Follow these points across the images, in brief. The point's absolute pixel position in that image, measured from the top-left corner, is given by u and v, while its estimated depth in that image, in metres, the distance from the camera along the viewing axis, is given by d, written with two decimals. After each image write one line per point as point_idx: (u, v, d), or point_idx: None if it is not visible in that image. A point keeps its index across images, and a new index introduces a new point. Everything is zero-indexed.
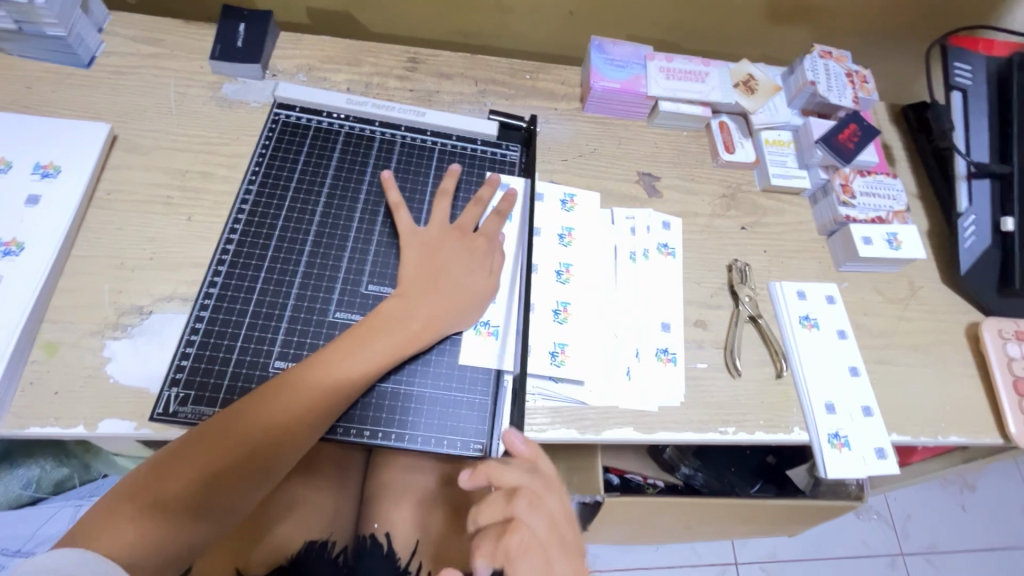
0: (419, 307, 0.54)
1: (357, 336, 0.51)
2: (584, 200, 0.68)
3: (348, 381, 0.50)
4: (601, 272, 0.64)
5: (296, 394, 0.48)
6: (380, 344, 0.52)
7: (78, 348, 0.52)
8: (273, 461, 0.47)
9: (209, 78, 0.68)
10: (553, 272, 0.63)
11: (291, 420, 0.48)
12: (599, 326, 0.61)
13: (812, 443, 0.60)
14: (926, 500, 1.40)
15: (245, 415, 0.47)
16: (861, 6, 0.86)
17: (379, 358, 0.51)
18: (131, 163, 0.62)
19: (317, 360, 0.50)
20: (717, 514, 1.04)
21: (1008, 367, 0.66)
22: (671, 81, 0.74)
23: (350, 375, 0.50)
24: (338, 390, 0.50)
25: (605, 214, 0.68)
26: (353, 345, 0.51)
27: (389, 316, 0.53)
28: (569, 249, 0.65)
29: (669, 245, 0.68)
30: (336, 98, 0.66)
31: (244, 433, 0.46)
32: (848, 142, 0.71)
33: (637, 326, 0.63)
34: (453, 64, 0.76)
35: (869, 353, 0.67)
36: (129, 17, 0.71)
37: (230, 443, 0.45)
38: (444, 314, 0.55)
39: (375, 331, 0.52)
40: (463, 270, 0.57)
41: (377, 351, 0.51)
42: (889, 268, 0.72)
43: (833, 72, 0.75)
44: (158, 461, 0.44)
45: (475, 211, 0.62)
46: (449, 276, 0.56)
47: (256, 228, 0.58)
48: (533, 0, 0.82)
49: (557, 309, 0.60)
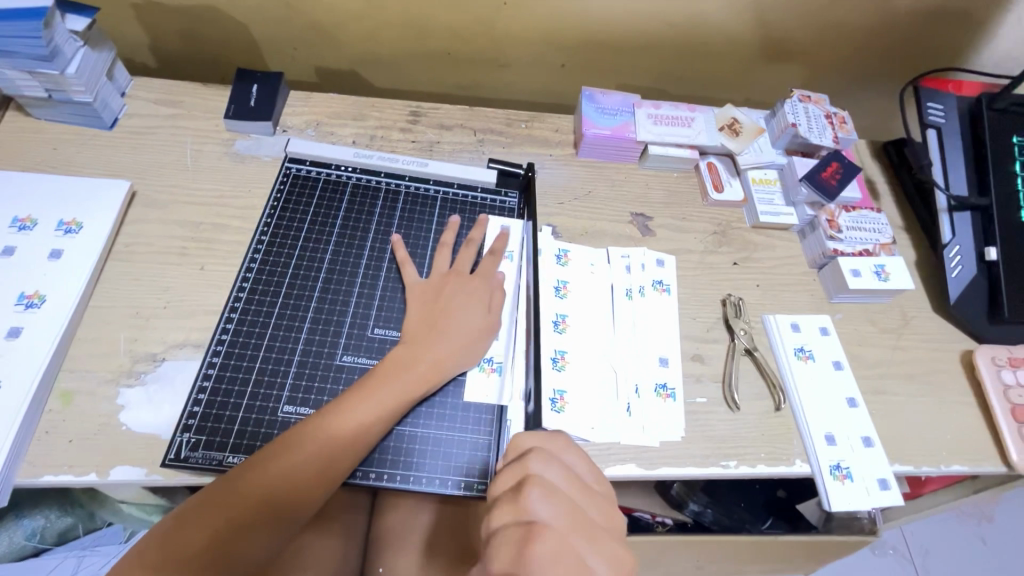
0: (429, 348, 0.56)
1: (371, 382, 0.53)
2: (577, 254, 0.70)
3: (363, 426, 0.51)
4: (599, 320, 0.66)
5: (311, 442, 0.49)
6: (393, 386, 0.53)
7: (93, 397, 0.54)
8: (290, 508, 0.48)
9: (224, 135, 0.73)
10: (551, 323, 0.64)
11: (309, 468, 0.49)
12: (597, 366, 0.63)
13: (815, 475, 0.61)
14: (943, 533, 1.37)
15: (261, 465, 0.48)
16: (836, 52, 0.91)
17: (392, 400, 0.53)
18: (148, 216, 0.65)
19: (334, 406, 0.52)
20: (729, 552, 1.03)
21: (1005, 393, 0.67)
22: (659, 126, 0.78)
23: (364, 419, 0.51)
24: (354, 435, 0.51)
25: (600, 254, 0.71)
26: (364, 392, 0.52)
27: (401, 360, 0.55)
28: (565, 301, 0.66)
29: (663, 282, 0.70)
30: (343, 152, 0.70)
31: (262, 480, 0.47)
32: (832, 179, 0.74)
33: (639, 365, 0.64)
34: (453, 116, 0.80)
35: (866, 383, 0.68)
36: (150, 82, 0.76)
37: (251, 489, 0.47)
38: (445, 358, 0.56)
39: (380, 379, 0.53)
40: (466, 311, 0.59)
41: (390, 391, 0.53)
42: (880, 299, 0.73)
43: (812, 114, 0.79)
44: (180, 513, 0.46)
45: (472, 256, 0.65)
46: (454, 320, 0.59)
47: (267, 276, 0.61)
48: (527, 56, 0.88)
49: (555, 358, 0.62)
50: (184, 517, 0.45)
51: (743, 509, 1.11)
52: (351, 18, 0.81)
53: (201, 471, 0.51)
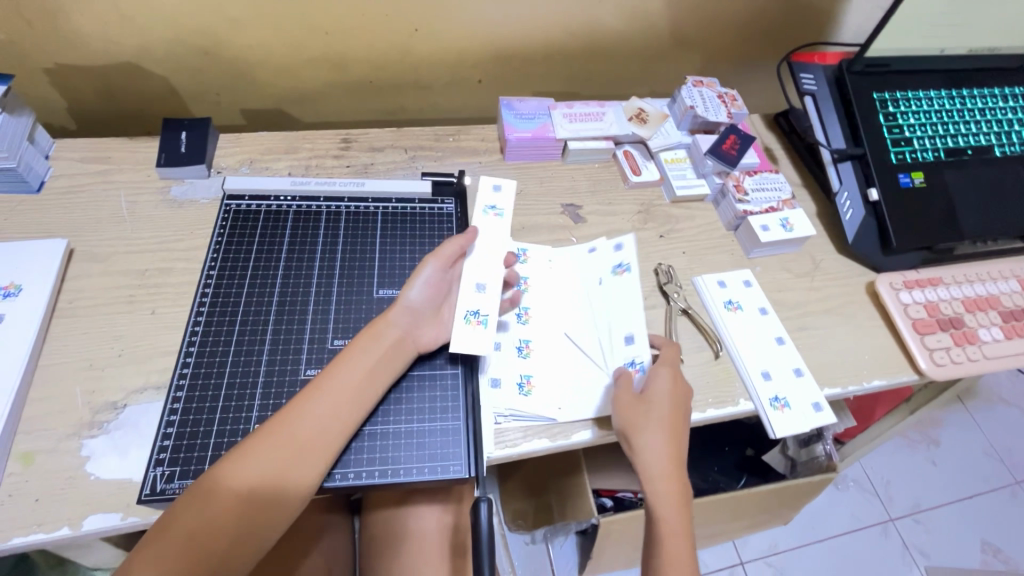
0: (313, 400, 0.52)
1: (254, 436, 0.50)
2: (535, 253, 0.75)
3: (273, 471, 0.49)
4: (557, 309, 0.71)
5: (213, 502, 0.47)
6: (311, 417, 0.51)
7: (55, 453, 0.54)
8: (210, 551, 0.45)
9: (158, 184, 0.74)
10: (514, 316, 0.69)
11: (236, 507, 0.47)
12: (562, 350, 0.68)
13: (758, 409, 0.67)
14: (898, 462, 1.48)
15: (181, 512, 0.46)
16: (720, 41, 1.02)
17: (291, 454, 0.49)
18: (90, 271, 0.65)
19: (235, 453, 0.49)
20: (710, 513, 1.08)
21: (905, 312, 0.77)
22: (574, 124, 0.85)
23: (269, 471, 0.49)
24: (273, 475, 0.49)
25: (545, 249, 0.76)
26: (250, 450, 0.49)
27: (326, 400, 0.53)
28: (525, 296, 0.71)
29: (624, 263, 0.71)
30: (280, 183, 0.72)
31: (191, 524, 0.45)
32: (731, 150, 0.83)
33: (598, 344, 0.68)
34: (382, 138, 0.84)
35: (791, 323, 0.76)
36: (73, 142, 0.76)
37: (188, 532, 0.45)
38: (314, 430, 0.51)
39: (263, 444, 0.49)
40: (353, 368, 0.55)
41: (284, 455, 0.49)
42: (791, 248, 0.82)
43: (706, 96, 0.88)
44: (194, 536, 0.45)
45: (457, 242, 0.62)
46: (347, 365, 0.55)
47: (221, 308, 0.62)
48: (445, 76, 0.94)
49: (520, 347, 0.67)
50: (148, 553, 0.44)
51: (717, 473, 1.18)
52: (272, 60, 0.85)
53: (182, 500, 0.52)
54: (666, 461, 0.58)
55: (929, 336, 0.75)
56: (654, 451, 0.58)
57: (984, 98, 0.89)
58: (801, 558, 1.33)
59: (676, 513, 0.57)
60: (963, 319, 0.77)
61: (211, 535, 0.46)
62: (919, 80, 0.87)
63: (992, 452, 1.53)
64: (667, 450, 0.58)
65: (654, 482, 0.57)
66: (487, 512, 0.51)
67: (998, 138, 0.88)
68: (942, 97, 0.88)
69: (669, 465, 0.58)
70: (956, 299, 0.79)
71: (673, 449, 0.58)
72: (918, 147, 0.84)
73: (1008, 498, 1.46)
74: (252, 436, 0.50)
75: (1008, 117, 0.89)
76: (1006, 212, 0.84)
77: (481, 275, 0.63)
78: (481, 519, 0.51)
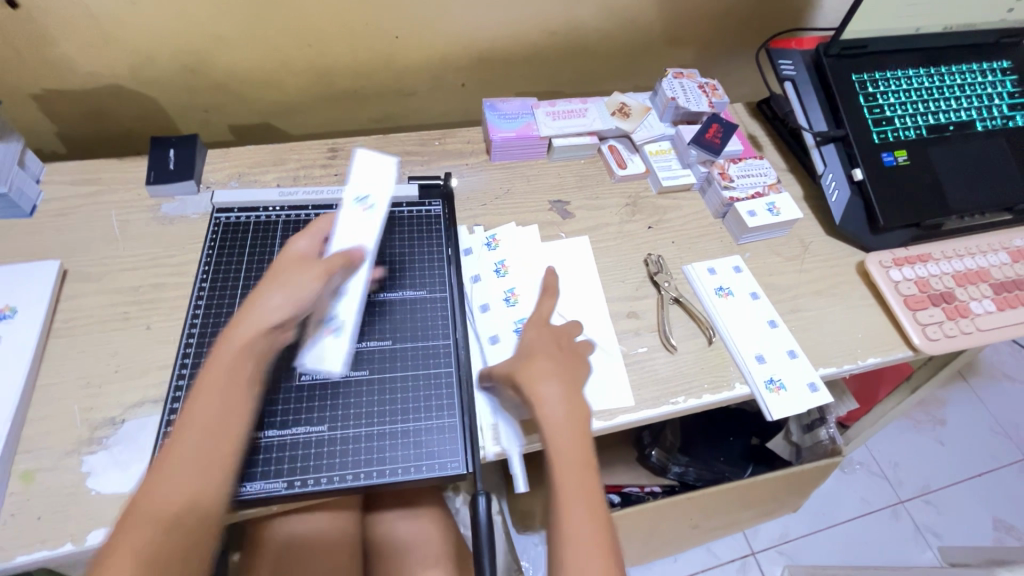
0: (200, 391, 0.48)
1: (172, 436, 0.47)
2: (505, 234, 0.76)
3: (197, 466, 0.46)
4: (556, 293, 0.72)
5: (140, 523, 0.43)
6: (217, 402, 0.48)
7: (55, 470, 0.54)
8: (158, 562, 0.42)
9: (148, 202, 0.75)
10: (503, 301, 0.70)
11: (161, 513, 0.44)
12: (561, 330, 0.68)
13: (753, 393, 0.68)
14: (905, 444, 1.48)
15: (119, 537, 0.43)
16: (699, 33, 1.04)
17: (198, 451, 0.46)
18: (84, 290, 0.66)
19: (163, 457, 0.46)
20: (716, 504, 1.08)
21: (896, 288, 0.77)
22: (558, 121, 0.86)
23: (193, 463, 0.46)
24: (199, 468, 0.46)
25: (531, 231, 0.77)
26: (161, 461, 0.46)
27: (209, 382, 0.49)
28: (501, 280, 0.72)
29: (368, 199, 0.62)
30: (269, 194, 0.73)
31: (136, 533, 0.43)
32: (715, 139, 0.84)
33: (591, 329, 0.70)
34: (369, 146, 0.85)
35: (781, 306, 0.76)
36: (63, 165, 0.77)
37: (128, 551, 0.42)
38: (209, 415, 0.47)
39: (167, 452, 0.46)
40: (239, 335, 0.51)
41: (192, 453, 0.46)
42: (779, 232, 0.83)
43: (687, 87, 0.89)
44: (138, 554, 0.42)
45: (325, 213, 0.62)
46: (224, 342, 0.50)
47: (213, 318, 0.63)
48: (428, 81, 0.95)
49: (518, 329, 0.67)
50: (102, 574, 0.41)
51: (723, 462, 1.17)
52: (256, 74, 0.86)
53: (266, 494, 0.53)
54: (568, 414, 0.56)
55: (921, 311, 0.75)
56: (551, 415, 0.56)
57: (963, 75, 0.90)
58: (812, 545, 1.32)
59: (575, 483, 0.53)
60: (955, 294, 0.78)
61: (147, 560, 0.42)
62: (896, 59, 0.88)
63: (998, 429, 1.53)
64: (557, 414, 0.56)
65: (560, 436, 0.55)
66: (486, 505, 0.52)
67: (979, 113, 0.88)
68: (921, 75, 0.88)
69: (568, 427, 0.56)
70: (947, 274, 0.79)
71: (567, 409, 0.57)
72: (900, 126, 0.85)
73: (1017, 474, 1.45)
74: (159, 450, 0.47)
75: (988, 92, 0.90)
76: (991, 186, 0.84)
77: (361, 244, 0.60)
78: (481, 514, 0.52)
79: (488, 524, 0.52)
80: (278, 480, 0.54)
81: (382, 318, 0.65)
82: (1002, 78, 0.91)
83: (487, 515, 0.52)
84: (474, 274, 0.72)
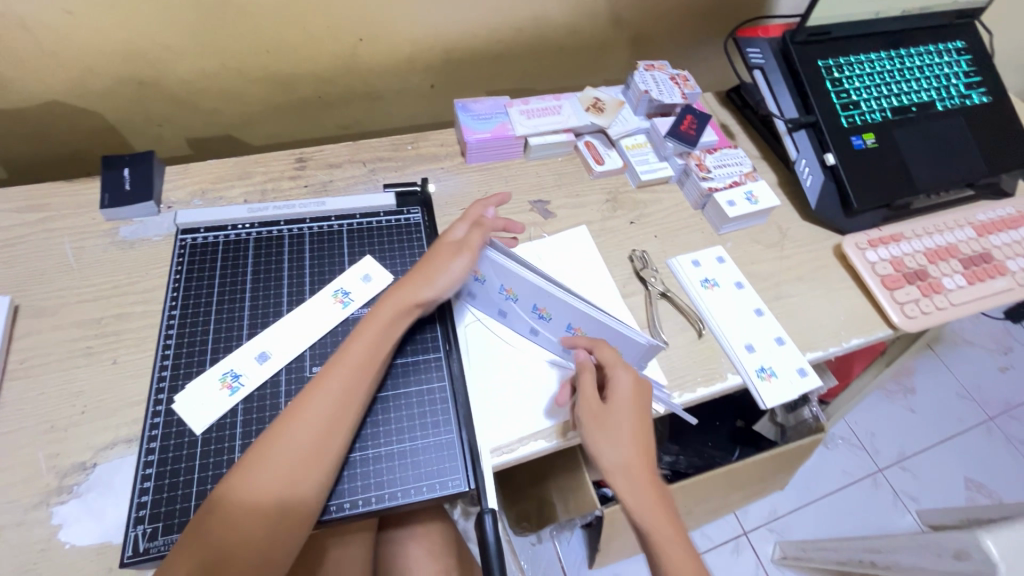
0: (314, 396, 0.52)
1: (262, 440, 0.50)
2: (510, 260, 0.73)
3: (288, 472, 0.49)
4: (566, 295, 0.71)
5: (232, 508, 0.47)
6: (320, 414, 0.52)
7: (22, 526, 0.50)
8: (243, 546, 0.47)
9: (104, 227, 0.70)
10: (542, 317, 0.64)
11: (257, 506, 0.48)
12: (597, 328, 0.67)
13: (746, 383, 0.68)
14: (880, 414, 1.53)
15: (198, 528, 0.47)
16: (665, 24, 1.04)
17: (302, 453, 0.50)
18: (39, 326, 0.61)
19: (248, 461, 0.49)
20: (709, 490, 1.09)
21: (873, 269, 0.79)
22: (533, 119, 0.84)
23: (287, 471, 0.49)
24: (299, 471, 0.50)
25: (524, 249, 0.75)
26: (258, 452, 0.50)
27: (333, 387, 0.53)
28: (520, 302, 0.62)
29: (346, 291, 0.65)
30: (237, 211, 0.69)
31: (209, 532, 0.46)
32: (689, 130, 0.85)
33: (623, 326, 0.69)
34: (338, 154, 0.82)
35: (766, 294, 0.77)
36: (6, 192, 0.71)
37: (219, 535, 0.46)
38: (326, 418, 0.52)
39: (265, 448, 0.50)
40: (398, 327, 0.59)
41: (289, 455, 0.50)
42: (758, 220, 0.84)
43: (659, 79, 0.89)
44: (220, 540, 0.46)
45: (482, 233, 0.61)
46: (356, 345, 0.56)
47: (187, 347, 0.59)
48: (395, 84, 0.93)
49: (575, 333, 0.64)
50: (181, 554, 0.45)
51: (712, 448, 1.19)
52: (212, 84, 0.81)
53: (357, 515, 0.53)
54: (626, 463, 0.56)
55: (898, 290, 0.77)
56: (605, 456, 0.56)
57: (920, 57, 0.92)
58: (800, 520, 1.36)
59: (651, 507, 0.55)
60: (927, 271, 0.80)
61: (228, 546, 0.46)
62: (859, 44, 0.90)
63: (964, 393, 1.60)
64: (626, 450, 0.56)
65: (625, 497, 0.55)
66: (493, 523, 0.51)
67: (939, 93, 0.91)
68: (883, 59, 0.90)
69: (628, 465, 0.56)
70: (919, 252, 0.82)
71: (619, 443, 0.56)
72: (866, 109, 0.86)
73: (983, 435, 1.53)
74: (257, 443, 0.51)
75: (945, 72, 0.92)
76: (953, 163, 0.87)
77: (353, 276, 0.66)
78: (489, 533, 0.51)
79: (497, 539, 0.51)
80: (361, 496, 0.54)
81: None
82: (958, 58, 0.94)
83: (495, 532, 0.51)
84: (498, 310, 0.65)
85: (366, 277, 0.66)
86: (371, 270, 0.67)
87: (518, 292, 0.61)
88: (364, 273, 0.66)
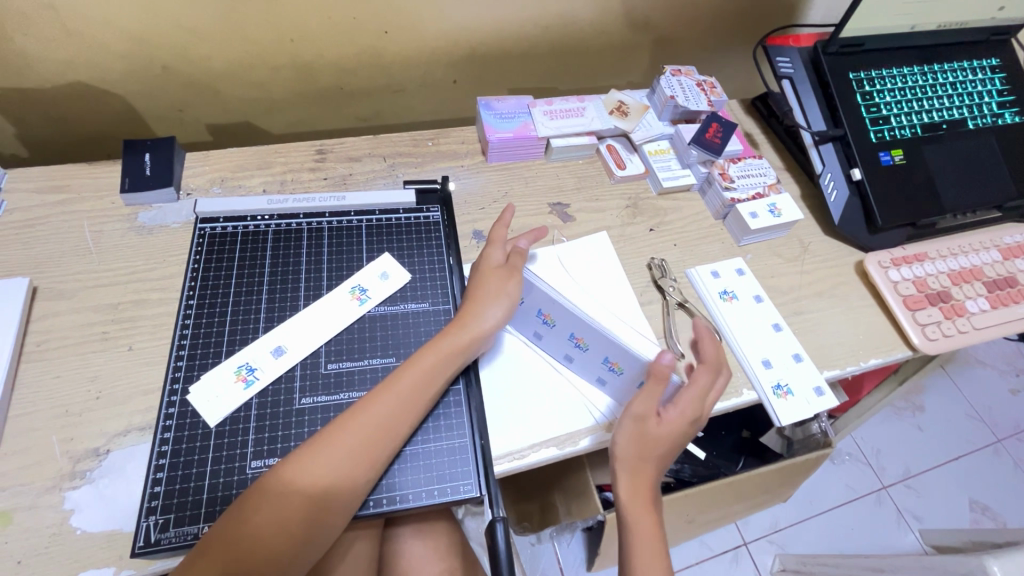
0: (374, 406, 0.52)
1: (322, 436, 0.50)
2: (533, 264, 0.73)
3: (346, 472, 0.50)
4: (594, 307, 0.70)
5: (278, 502, 0.47)
6: (383, 415, 0.52)
7: (35, 509, 0.50)
8: (279, 540, 0.46)
9: (123, 211, 0.70)
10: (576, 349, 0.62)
11: (304, 503, 0.48)
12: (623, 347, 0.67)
13: (762, 399, 0.67)
14: (888, 431, 1.52)
15: (238, 517, 0.46)
16: (693, 29, 1.02)
17: (356, 458, 0.50)
18: (56, 309, 0.61)
19: (301, 456, 0.49)
20: (712, 499, 1.09)
21: (895, 289, 0.78)
22: (556, 120, 0.83)
23: (338, 474, 0.49)
24: (349, 476, 0.50)
25: (546, 252, 0.74)
26: (313, 449, 0.50)
27: (394, 400, 0.53)
28: (556, 327, 0.62)
29: (363, 288, 0.64)
30: (256, 202, 0.69)
31: (251, 524, 0.46)
32: (715, 138, 0.83)
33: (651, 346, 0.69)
34: (359, 147, 0.81)
35: (785, 308, 0.76)
36: (27, 172, 0.71)
37: (260, 528, 0.46)
38: (385, 429, 0.52)
39: (321, 446, 0.50)
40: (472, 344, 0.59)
41: (341, 458, 0.49)
42: (780, 233, 0.83)
43: (685, 85, 0.88)
44: (262, 532, 0.46)
45: (522, 257, 0.63)
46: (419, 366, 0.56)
47: (204, 337, 0.59)
48: (418, 79, 0.92)
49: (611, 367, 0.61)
50: (218, 542, 0.45)
51: (716, 457, 1.18)
52: (236, 71, 0.81)
53: (368, 516, 0.53)
54: (637, 458, 0.58)
55: (920, 311, 0.76)
56: (624, 444, 0.58)
57: (953, 73, 0.90)
58: (802, 533, 1.35)
59: (642, 505, 0.58)
60: (950, 293, 0.79)
61: (267, 539, 0.46)
62: (892, 58, 0.88)
63: (973, 413, 1.58)
64: (645, 446, 0.58)
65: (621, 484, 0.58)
66: (505, 531, 0.51)
67: (970, 111, 0.89)
68: (915, 74, 0.89)
69: (639, 458, 0.58)
70: (943, 273, 0.80)
71: (644, 438, 0.58)
72: (896, 125, 0.85)
73: (991, 457, 1.51)
74: (312, 439, 0.51)
75: (979, 89, 0.90)
76: (982, 183, 0.85)
77: (377, 270, 0.66)
78: (500, 541, 0.51)
79: (508, 546, 0.51)
80: (373, 497, 0.54)
81: (384, 332, 0.62)
82: (991, 76, 0.92)
83: (506, 540, 0.51)
84: (533, 333, 0.66)
85: (384, 275, 0.66)
86: (389, 268, 0.66)
87: (557, 319, 0.61)
88: (381, 271, 0.66)
